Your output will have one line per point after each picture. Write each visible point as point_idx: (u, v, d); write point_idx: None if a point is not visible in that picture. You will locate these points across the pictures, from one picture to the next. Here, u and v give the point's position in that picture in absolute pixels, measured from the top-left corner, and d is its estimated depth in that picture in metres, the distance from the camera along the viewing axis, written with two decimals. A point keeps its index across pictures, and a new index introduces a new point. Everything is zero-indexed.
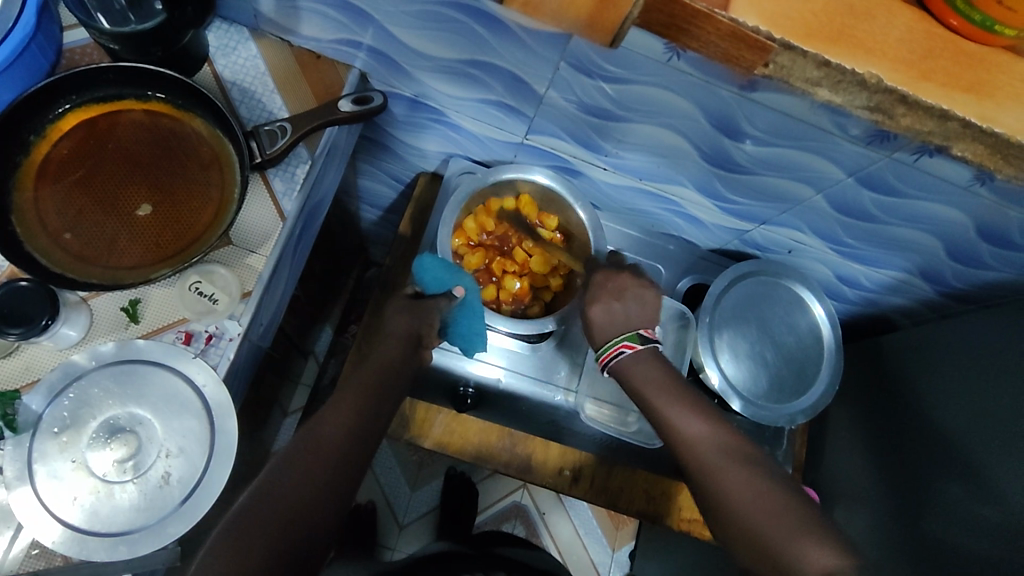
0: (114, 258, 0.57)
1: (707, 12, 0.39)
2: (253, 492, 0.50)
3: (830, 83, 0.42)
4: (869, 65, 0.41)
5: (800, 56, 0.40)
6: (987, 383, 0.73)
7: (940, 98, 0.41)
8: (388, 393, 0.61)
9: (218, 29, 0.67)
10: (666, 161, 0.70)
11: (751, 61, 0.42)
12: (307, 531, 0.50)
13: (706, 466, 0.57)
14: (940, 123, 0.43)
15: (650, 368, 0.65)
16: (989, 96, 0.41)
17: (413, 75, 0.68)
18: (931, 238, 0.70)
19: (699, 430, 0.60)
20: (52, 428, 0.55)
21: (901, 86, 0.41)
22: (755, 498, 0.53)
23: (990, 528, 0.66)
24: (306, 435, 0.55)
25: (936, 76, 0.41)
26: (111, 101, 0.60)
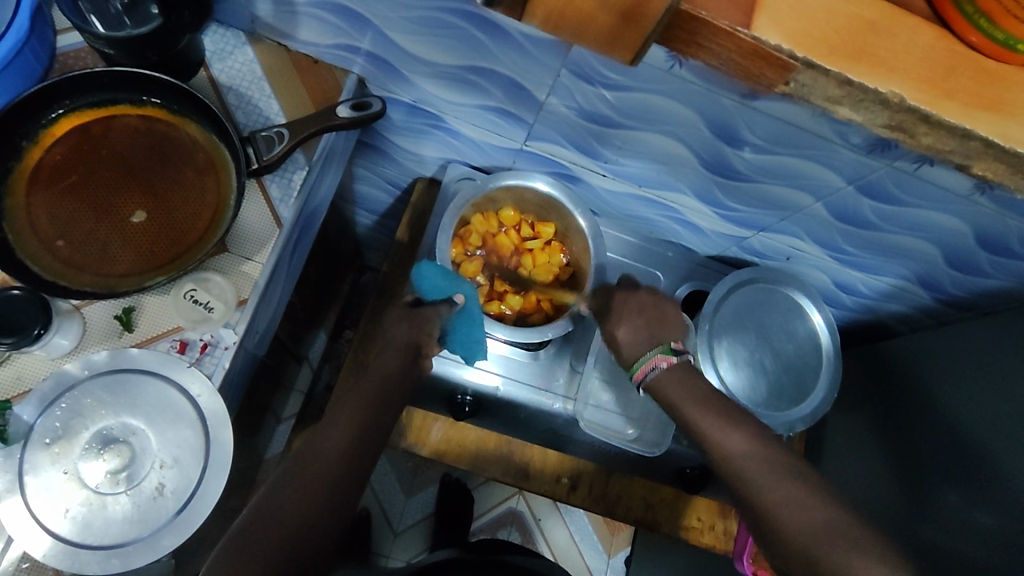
0: (107, 266, 0.56)
1: (728, 29, 0.38)
2: (251, 512, 0.50)
3: (851, 101, 0.41)
4: (890, 84, 0.40)
5: (822, 75, 0.40)
6: (986, 390, 0.73)
7: (962, 117, 0.41)
8: (391, 400, 0.60)
9: (214, 34, 0.67)
10: (666, 169, 0.69)
11: (771, 79, 0.41)
12: (306, 545, 0.50)
13: (755, 483, 0.55)
14: (962, 143, 0.42)
15: (682, 386, 0.63)
16: (1012, 115, 0.41)
17: (411, 81, 0.67)
18: (930, 246, 0.70)
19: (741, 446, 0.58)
20: (44, 439, 0.54)
21: (923, 104, 0.40)
22: (804, 517, 0.51)
23: (988, 538, 0.66)
24: (305, 449, 0.54)
25: (959, 96, 0.41)
26: (105, 106, 0.59)
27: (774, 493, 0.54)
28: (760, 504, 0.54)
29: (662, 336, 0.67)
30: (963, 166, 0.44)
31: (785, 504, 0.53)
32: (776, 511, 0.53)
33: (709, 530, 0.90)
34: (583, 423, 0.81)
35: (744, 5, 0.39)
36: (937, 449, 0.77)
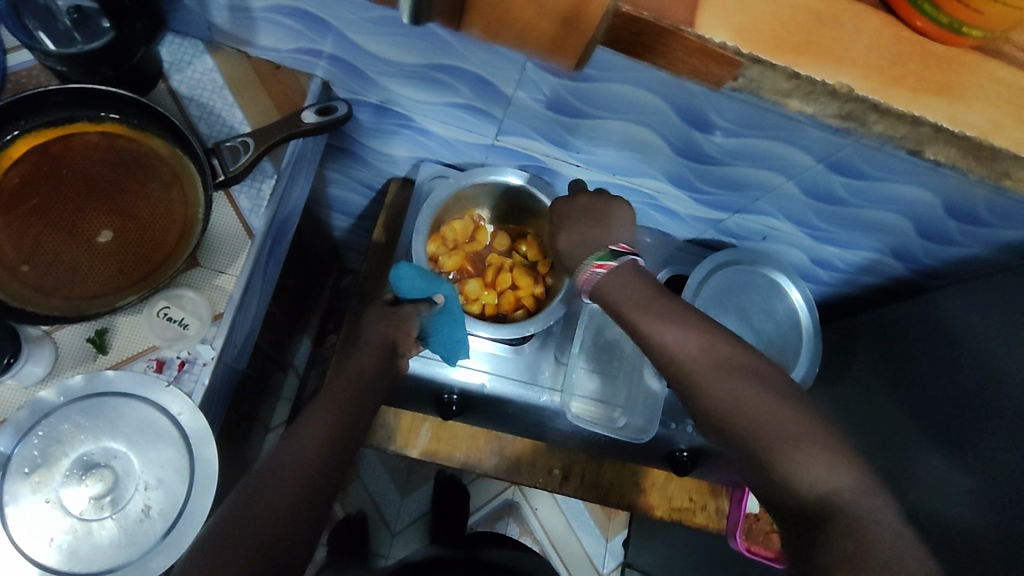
0: (76, 288, 0.55)
1: (673, 30, 0.38)
2: (220, 519, 0.48)
3: (801, 95, 0.42)
4: (838, 75, 0.41)
5: (768, 70, 0.40)
6: (960, 355, 0.75)
7: (912, 103, 0.42)
8: (365, 397, 0.60)
9: (171, 44, 0.65)
10: (638, 156, 0.69)
11: (720, 74, 0.41)
12: (279, 546, 0.47)
13: (688, 378, 0.54)
14: (913, 129, 0.43)
15: (626, 282, 0.59)
16: (959, 98, 0.42)
17: (376, 82, 0.66)
18: (900, 218, 0.71)
19: (675, 338, 0.55)
20: (23, 468, 0.53)
21: (872, 94, 0.41)
22: (760, 420, 0.51)
23: (969, 497, 0.68)
24: (276, 454, 0.53)
25: (907, 81, 0.41)
26: (63, 124, 0.58)
27: (707, 386, 0.53)
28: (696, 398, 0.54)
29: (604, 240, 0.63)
30: (916, 145, 0.45)
31: (721, 399, 0.52)
32: (728, 416, 0.52)
33: (701, 510, 0.91)
34: (570, 414, 0.81)
35: (688, 2, 0.39)
36: (921, 414, 0.77)
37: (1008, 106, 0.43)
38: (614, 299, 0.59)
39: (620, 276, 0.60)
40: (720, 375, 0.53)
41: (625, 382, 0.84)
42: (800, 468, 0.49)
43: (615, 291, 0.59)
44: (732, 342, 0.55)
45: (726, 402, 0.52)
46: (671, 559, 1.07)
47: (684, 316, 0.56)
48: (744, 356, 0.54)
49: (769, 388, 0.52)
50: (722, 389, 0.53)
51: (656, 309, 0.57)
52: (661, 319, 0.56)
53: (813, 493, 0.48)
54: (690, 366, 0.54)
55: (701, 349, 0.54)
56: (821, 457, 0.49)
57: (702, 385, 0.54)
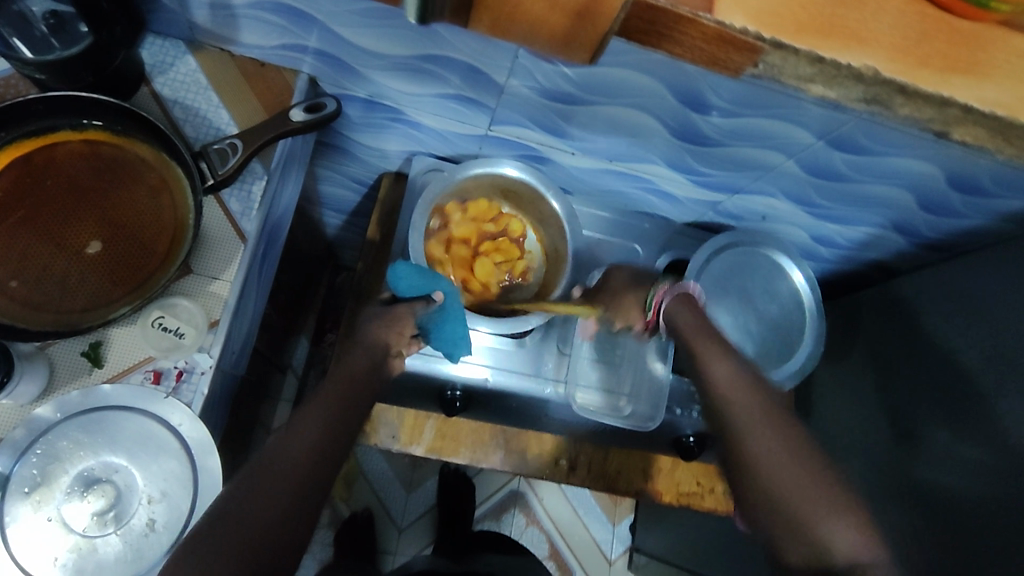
0: (68, 302, 0.54)
1: (689, 17, 0.37)
2: (207, 522, 0.47)
3: (824, 79, 0.41)
4: (863, 57, 0.40)
5: (790, 53, 0.39)
6: (966, 327, 0.74)
7: (941, 85, 0.41)
8: (358, 397, 0.60)
9: (152, 45, 0.64)
10: (635, 140, 0.68)
11: (739, 62, 0.40)
12: (269, 552, 0.46)
13: (734, 422, 0.54)
14: (940, 110, 0.41)
15: (686, 311, 0.64)
16: (984, 76, 0.41)
17: (365, 76, 0.65)
18: (903, 192, 0.70)
19: (728, 374, 0.57)
20: (22, 488, 0.52)
21: (900, 76, 0.40)
22: (795, 473, 0.51)
23: (981, 470, 0.67)
24: (269, 451, 0.51)
25: (931, 62, 0.41)
26: (45, 133, 0.56)
27: (754, 434, 0.53)
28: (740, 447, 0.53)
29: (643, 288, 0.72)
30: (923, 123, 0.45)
31: (764, 445, 0.52)
32: (757, 466, 0.52)
33: (709, 493, 0.90)
34: (576, 405, 0.81)
35: None
36: (930, 387, 0.77)
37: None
38: (679, 326, 0.63)
39: (682, 302, 0.65)
40: (770, 431, 0.53)
41: (629, 370, 0.85)
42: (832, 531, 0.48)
43: (680, 316, 0.64)
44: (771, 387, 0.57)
45: (770, 457, 0.52)
46: (680, 542, 1.07)
47: (733, 353, 0.59)
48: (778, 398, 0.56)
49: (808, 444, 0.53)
50: (765, 437, 0.53)
51: (713, 342, 0.60)
52: (714, 350, 0.59)
53: (846, 561, 0.47)
54: (727, 394, 0.56)
55: (747, 381, 0.56)
56: (855, 526, 0.48)
57: (740, 425, 0.54)
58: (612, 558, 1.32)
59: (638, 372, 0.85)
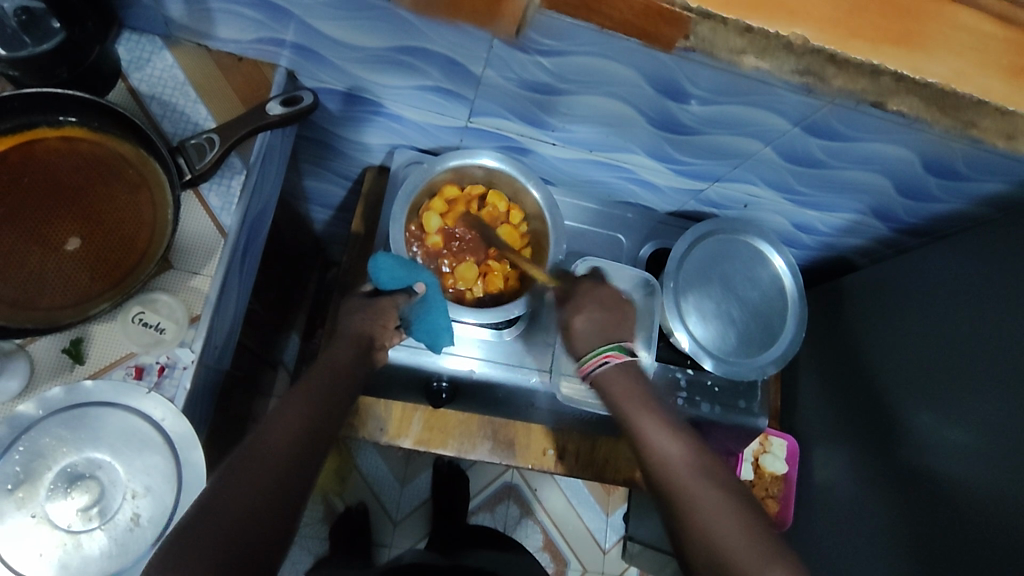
0: (47, 298, 0.54)
1: None
2: (198, 510, 0.47)
3: (755, 51, 0.45)
4: (793, 27, 0.44)
5: (720, 24, 0.44)
6: (945, 310, 0.75)
7: (870, 54, 0.44)
8: (341, 386, 0.60)
9: (128, 41, 0.63)
10: (614, 130, 0.68)
11: (670, 35, 0.45)
12: (251, 542, 0.46)
13: (677, 481, 0.58)
14: (874, 80, 0.46)
15: (626, 380, 0.67)
16: (919, 47, 0.44)
17: (343, 69, 0.65)
18: (881, 178, 0.70)
19: (670, 450, 0.60)
20: (6, 486, 0.52)
21: (827, 44, 0.44)
22: (730, 527, 0.54)
23: (963, 451, 0.68)
24: (253, 441, 0.52)
25: (863, 33, 0.44)
26: (22, 131, 0.55)
27: (696, 497, 0.56)
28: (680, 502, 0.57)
29: (617, 332, 0.69)
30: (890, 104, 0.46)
31: (699, 506, 0.56)
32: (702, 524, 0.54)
33: None
34: (561, 394, 0.80)
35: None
36: (912, 368, 0.78)
37: (969, 55, 0.45)
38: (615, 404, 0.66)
39: (619, 376, 0.67)
40: (707, 492, 0.56)
41: None
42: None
43: (614, 384, 0.67)
44: (713, 457, 0.61)
45: (714, 517, 0.54)
46: None
47: (674, 430, 0.63)
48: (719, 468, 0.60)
49: (743, 504, 0.56)
50: (703, 497, 0.56)
51: (657, 423, 0.63)
52: (659, 429, 0.62)
53: None
54: (677, 475, 0.58)
55: (690, 459, 0.60)
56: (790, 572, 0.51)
57: (686, 490, 0.57)
58: (606, 547, 1.33)
59: None
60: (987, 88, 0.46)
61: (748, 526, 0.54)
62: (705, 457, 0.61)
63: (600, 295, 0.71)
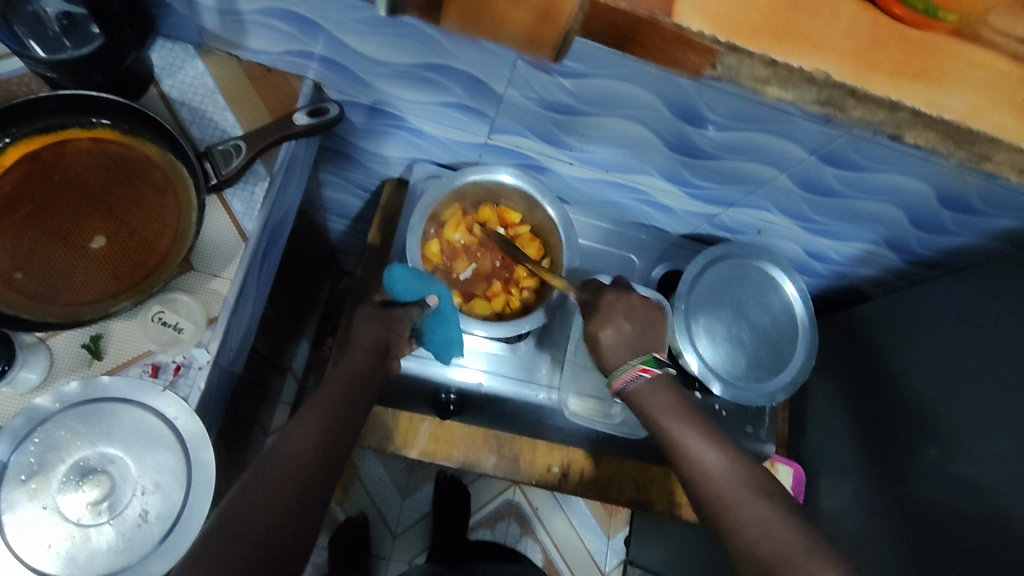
0: (72, 294, 0.55)
1: (649, 17, 0.41)
2: (221, 514, 0.48)
3: (779, 81, 0.44)
4: (815, 62, 0.43)
5: (746, 57, 0.42)
6: (957, 344, 0.75)
7: (888, 89, 0.43)
8: (360, 398, 0.61)
9: (162, 48, 0.65)
10: (632, 152, 0.69)
11: (697, 62, 0.44)
12: (277, 547, 0.47)
13: (720, 497, 0.57)
14: (892, 114, 0.45)
15: (660, 392, 0.65)
16: (937, 82, 0.44)
17: (369, 83, 0.66)
18: (896, 209, 0.71)
19: (712, 458, 0.59)
20: (19, 476, 0.53)
21: (848, 78, 0.43)
22: (779, 532, 0.52)
23: (974, 488, 0.67)
24: (275, 449, 0.53)
25: (883, 67, 0.43)
26: (54, 131, 0.57)
27: (736, 507, 0.55)
28: (727, 517, 0.55)
29: (645, 346, 0.68)
30: (897, 134, 0.47)
31: (746, 513, 0.55)
32: (744, 529, 0.54)
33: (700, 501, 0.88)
34: (568, 411, 0.81)
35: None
36: (921, 401, 0.77)
37: (984, 90, 0.45)
38: (650, 414, 0.64)
39: (652, 389, 0.65)
40: (749, 504, 0.55)
41: None
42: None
43: (649, 401, 0.64)
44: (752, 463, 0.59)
45: (757, 531, 0.53)
46: (674, 553, 1.06)
47: (707, 435, 0.61)
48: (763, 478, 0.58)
49: (789, 511, 0.54)
50: (747, 502, 0.55)
51: (695, 427, 0.62)
52: (697, 436, 0.61)
53: None
54: (717, 480, 0.58)
55: (730, 465, 0.58)
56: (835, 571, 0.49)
57: (730, 502, 0.56)
58: (606, 570, 1.32)
59: None
60: (1002, 124, 0.45)
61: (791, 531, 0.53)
62: (751, 463, 0.59)
63: (624, 305, 0.70)
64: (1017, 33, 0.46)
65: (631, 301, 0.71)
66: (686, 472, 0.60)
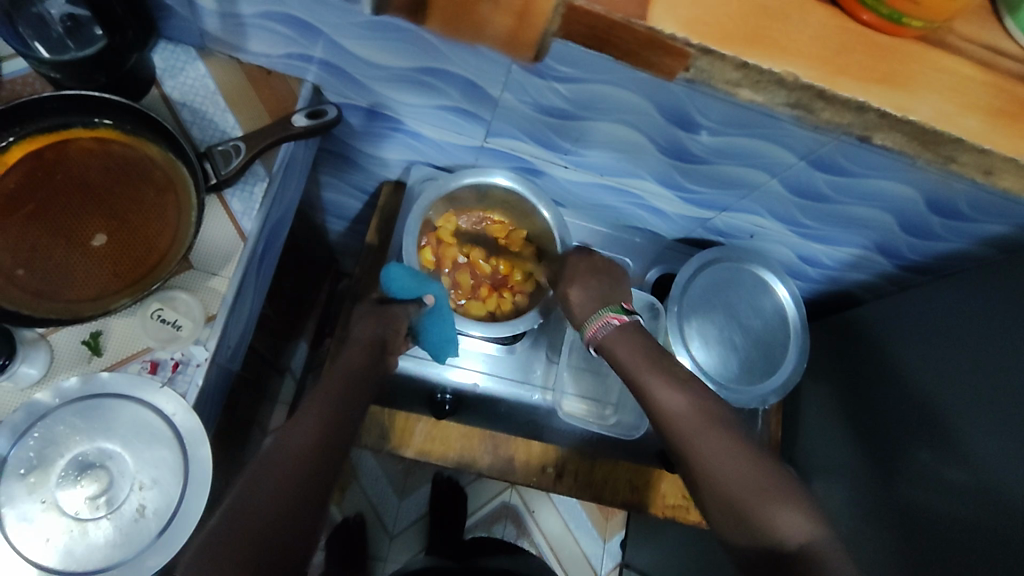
0: (72, 291, 0.56)
1: (622, 21, 0.42)
2: (224, 513, 0.49)
3: (750, 83, 0.45)
4: (784, 64, 0.44)
5: (718, 59, 0.43)
6: (947, 348, 0.75)
7: (857, 91, 0.45)
8: (360, 394, 0.62)
9: (164, 50, 0.66)
10: (626, 156, 0.70)
11: (671, 66, 0.45)
12: (281, 544, 0.48)
13: (682, 435, 0.58)
14: (859, 115, 0.46)
15: (628, 337, 0.67)
16: (905, 86, 0.45)
17: (367, 86, 0.67)
18: (885, 214, 0.72)
19: (673, 396, 0.61)
20: (19, 470, 0.53)
21: (818, 81, 0.44)
22: (745, 475, 0.55)
23: (961, 492, 0.68)
24: (276, 447, 0.54)
25: (851, 71, 0.44)
26: (57, 130, 0.58)
27: (697, 444, 0.57)
28: (691, 454, 0.57)
29: None
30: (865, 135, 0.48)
31: (709, 451, 0.56)
32: (713, 471, 0.56)
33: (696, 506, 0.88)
34: (562, 412, 0.83)
35: None
36: (912, 405, 0.78)
37: (955, 97, 0.46)
38: (618, 358, 0.66)
39: (617, 333, 0.67)
40: (786, 506, 0.53)
41: (615, 378, 0.85)
42: (773, 518, 0.52)
43: (616, 345, 0.66)
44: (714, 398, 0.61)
45: (720, 460, 0.56)
46: (669, 555, 1.07)
47: (672, 375, 0.63)
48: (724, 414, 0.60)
49: (752, 447, 0.57)
50: (714, 442, 0.57)
51: (657, 368, 0.63)
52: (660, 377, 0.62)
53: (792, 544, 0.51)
54: (681, 417, 0.59)
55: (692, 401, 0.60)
56: (799, 513, 0.52)
57: (692, 441, 0.58)
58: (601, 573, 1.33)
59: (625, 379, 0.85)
60: (970, 130, 0.46)
61: (753, 469, 0.55)
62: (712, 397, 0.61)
63: (588, 264, 0.75)
64: (986, 40, 0.47)
65: (596, 261, 0.76)
66: (650, 410, 0.62)
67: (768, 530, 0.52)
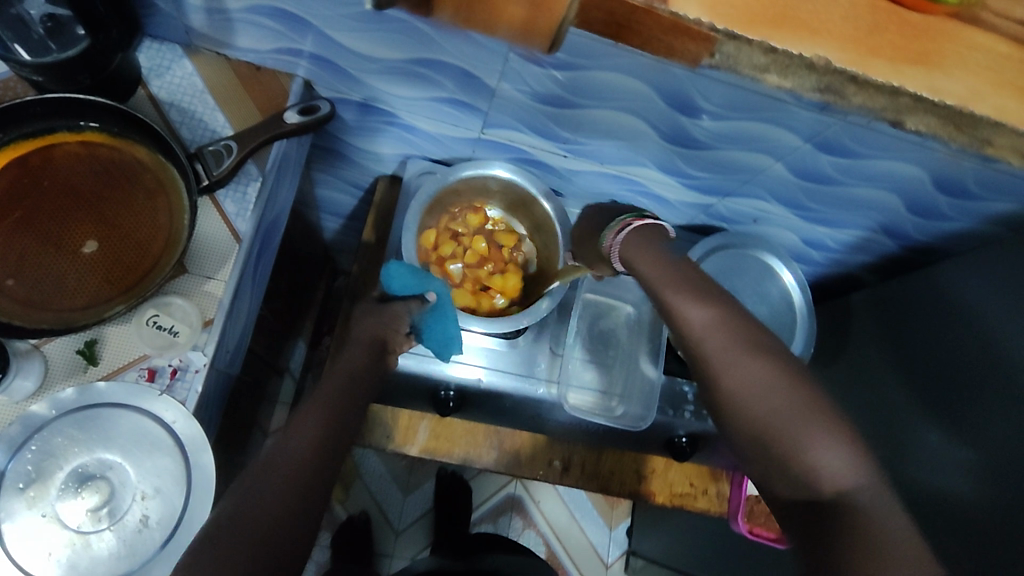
0: (64, 300, 0.54)
1: (645, 7, 0.40)
2: (218, 515, 0.47)
3: (778, 69, 0.43)
4: (815, 48, 0.43)
5: (744, 44, 0.42)
6: (956, 329, 0.74)
7: (890, 74, 0.43)
8: (358, 394, 0.61)
9: (149, 49, 0.65)
10: (627, 143, 0.69)
11: (695, 52, 0.43)
12: (277, 545, 0.47)
13: (711, 365, 0.53)
14: (892, 98, 0.44)
15: (649, 252, 0.61)
16: (938, 65, 0.44)
17: (360, 80, 0.66)
18: (892, 195, 0.70)
19: (700, 316, 0.55)
20: (17, 485, 0.52)
21: (850, 66, 0.43)
22: (778, 405, 0.49)
23: (969, 470, 0.68)
24: (275, 448, 0.52)
25: (883, 52, 0.43)
26: (41, 135, 0.57)
27: (728, 372, 0.52)
28: (720, 383, 0.52)
29: None
30: (897, 121, 0.47)
31: (742, 383, 0.51)
32: (744, 402, 0.50)
33: (703, 494, 0.88)
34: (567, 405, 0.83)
35: None
36: (921, 386, 0.77)
37: (988, 74, 0.45)
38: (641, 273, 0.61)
39: (633, 244, 0.62)
40: (826, 441, 0.46)
41: (621, 371, 0.86)
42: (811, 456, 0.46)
43: (636, 258, 0.62)
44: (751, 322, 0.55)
45: (755, 391, 0.50)
46: (677, 543, 1.07)
47: (698, 293, 0.56)
48: (764, 341, 0.53)
49: (792, 376, 0.50)
50: (745, 371, 0.51)
51: (685, 287, 0.57)
52: (686, 296, 0.56)
53: (833, 488, 0.45)
54: (709, 343, 0.53)
55: (721, 324, 0.54)
56: (840, 449, 0.46)
57: (724, 371, 0.52)
58: (609, 561, 1.33)
59: (629, 372, 0.86)
60: (1004, 108, 0.45)
61: (792, 401, 0.49)
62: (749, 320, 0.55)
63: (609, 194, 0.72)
64: (1018, 15, 0.46)
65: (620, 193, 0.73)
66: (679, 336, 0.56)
67: (802, 475, 0.46)
